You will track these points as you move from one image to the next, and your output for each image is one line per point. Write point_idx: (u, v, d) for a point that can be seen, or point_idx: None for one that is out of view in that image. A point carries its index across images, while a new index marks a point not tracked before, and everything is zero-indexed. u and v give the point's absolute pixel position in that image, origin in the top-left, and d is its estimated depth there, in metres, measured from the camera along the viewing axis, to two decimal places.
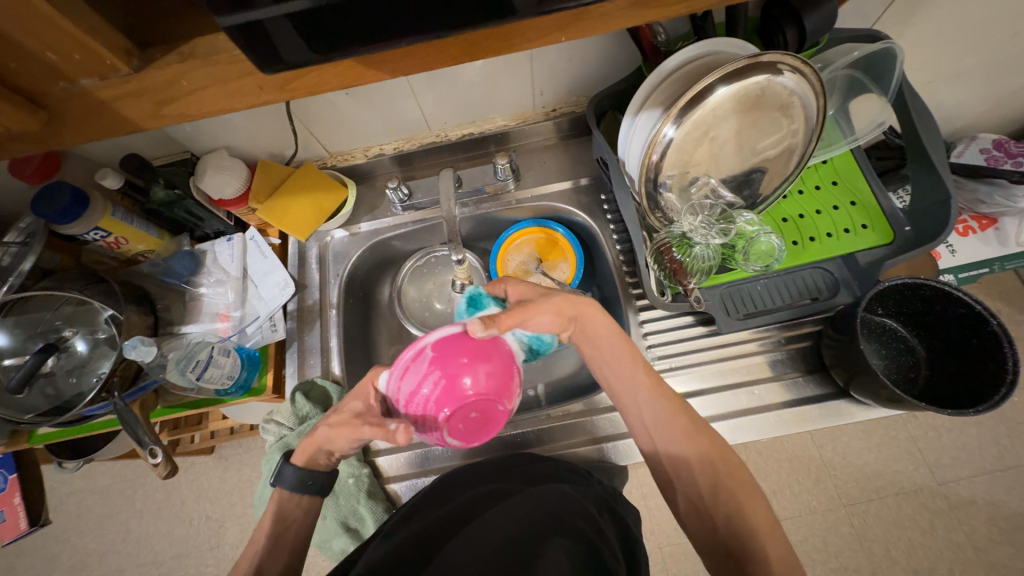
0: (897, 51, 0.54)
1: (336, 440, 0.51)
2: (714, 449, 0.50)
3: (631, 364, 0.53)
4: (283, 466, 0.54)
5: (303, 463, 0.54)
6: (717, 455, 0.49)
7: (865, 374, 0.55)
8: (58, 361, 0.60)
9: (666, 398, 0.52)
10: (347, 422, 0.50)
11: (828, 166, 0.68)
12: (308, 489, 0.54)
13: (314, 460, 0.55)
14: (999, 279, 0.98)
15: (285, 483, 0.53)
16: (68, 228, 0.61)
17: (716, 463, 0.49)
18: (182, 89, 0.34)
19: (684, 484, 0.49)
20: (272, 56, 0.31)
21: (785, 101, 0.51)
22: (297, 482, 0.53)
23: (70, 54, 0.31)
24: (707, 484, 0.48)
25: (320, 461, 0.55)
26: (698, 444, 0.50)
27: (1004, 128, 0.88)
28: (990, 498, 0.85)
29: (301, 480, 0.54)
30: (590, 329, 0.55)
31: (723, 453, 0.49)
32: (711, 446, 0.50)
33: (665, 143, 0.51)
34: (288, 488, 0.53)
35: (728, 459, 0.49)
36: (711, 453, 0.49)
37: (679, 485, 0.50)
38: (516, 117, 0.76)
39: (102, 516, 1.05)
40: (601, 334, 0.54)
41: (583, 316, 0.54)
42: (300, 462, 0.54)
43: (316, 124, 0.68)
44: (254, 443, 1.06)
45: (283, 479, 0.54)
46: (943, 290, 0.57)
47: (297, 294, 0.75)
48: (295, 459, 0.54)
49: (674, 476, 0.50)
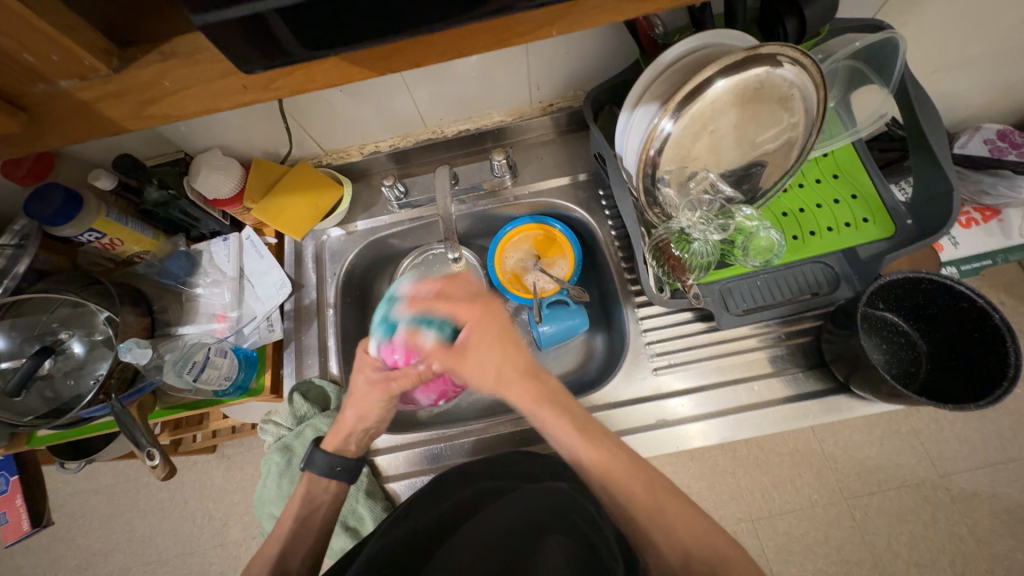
0: (900, 41, 0.53)
1: (369, 411, 0.57)
2: (682, 516, 0.44)
3: (576, 437, 0.47)
4: (313, 453, 0.57)
5: (334, 449, 0.58)
6: (687, 531, 0.43)
7: (867, 369, 0.54)
8: (55, 363, 0.60)
9: (620, 462, 0.46)
10: (373, 390, 0.55)
11: (828, 159, 0.67)
12: (337, 475, 0.57)
13: (343, 445, 0.58)
14: (1003, 271, 0.98)
15: (315, 468, 0.57)
16: (61, 230, 0.60)
17: (682, 530, 0.43)
18: (165, 88, 0.34)
19: (653, 552, 0.43)
20: (256, 54, 0.30)
21: (784, 94, 0.50)
22: (327, 467, 0.56)
23: (48, 56, 0.31)
24: (677, 556, 0.42)
25: (350, 447, 0.59)
26: (661, 513, 0.44)
27: (1009, 117, 0.87)
28: (993, 491, 0.84)
29: (332, 466, 0.56)
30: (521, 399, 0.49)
31: (697, 529, 0.43)
32: (678, 511, 0.44)
33: (663, 138, 0.50)
34: (319, 472, 0.56)
35: (701, 531, 0.43)
36: (678, 523, 0.43)
37: (650, 556, 0.44)
38: (511, 112, 0.75)
39: (107, 515, 1.06)
40: (538, 407, 0.48)
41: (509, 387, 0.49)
42: (332, 447, 0.58)
43: (309, 121, 0.68)
44: (256, 442, 1.07)
45: (314, 466, 0.57)
46: (945, 283, 0.56)
47: (294, 294, 0.75)
48: (325, 445, 0.58)
49: (644, 543, 0.44)
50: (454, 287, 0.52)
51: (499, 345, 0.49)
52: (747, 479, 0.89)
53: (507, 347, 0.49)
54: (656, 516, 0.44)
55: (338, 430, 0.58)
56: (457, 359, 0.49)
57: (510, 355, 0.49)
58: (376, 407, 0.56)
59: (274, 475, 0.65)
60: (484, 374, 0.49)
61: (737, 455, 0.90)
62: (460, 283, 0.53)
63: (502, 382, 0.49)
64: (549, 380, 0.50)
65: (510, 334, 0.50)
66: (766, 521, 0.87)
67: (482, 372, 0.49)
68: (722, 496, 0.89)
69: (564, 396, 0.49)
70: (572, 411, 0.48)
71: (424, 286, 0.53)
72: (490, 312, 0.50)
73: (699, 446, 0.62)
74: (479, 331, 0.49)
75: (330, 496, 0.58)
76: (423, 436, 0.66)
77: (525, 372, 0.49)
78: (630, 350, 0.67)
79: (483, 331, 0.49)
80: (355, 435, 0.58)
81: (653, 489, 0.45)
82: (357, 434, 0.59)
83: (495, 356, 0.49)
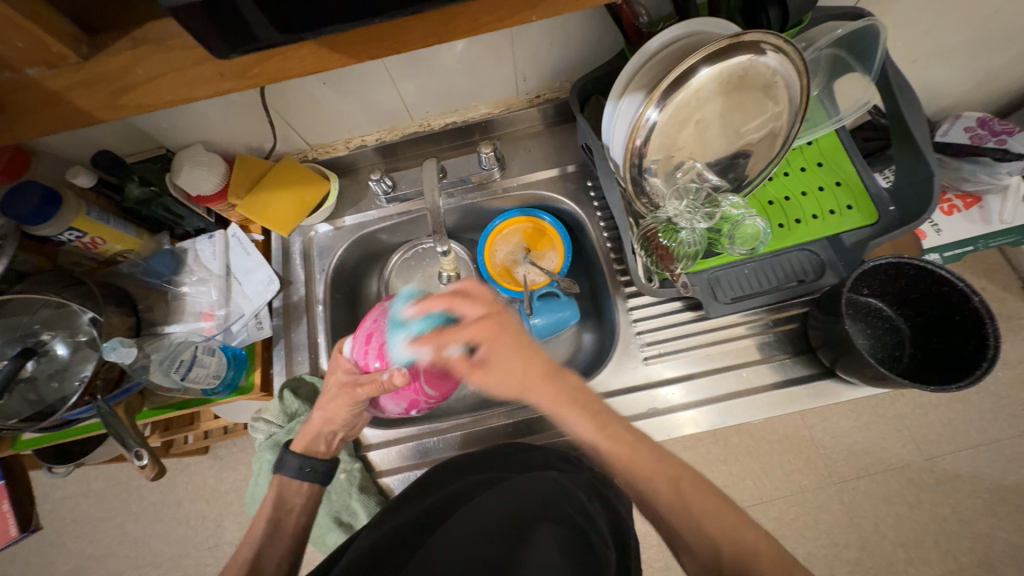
0: (880, 28, 0.53)
1: (335, 414, 0.56)
2: (710, 511, 0.43)
3: (595, 432, 0.47)
4: (283, 454, 0.57)
5: (302, 449, 0.58)
6: (715, 526, 0.42)
7: (852, 354, 0.55)
8: (38, 365, 0.59)
9: (641, 454, 0.46)
10: (341, 393, 0.54)
11: (813, 147, 0.68)
12: (307, 476, 0.57)
13: (312, 446, 0.58)
14: (984, 257, 1.00)
15: (287, 470, 0.57)
16: (40, 229, 0.59)
17: (712, 528, 0.42)
18: (138, 76, 0.33)
19: (687, 551, 0.43)
20: (227, 38, 0.30)
21: (768, 82, 0.50)
22: (297, 468, 0.57)
23: (14, 42, 0.30)
24: (706, 549, 0.42)
25: (319, 448, 0.59)
26: (689, 513, 0.43)
27: (989, 105, 0.88)
28: (975, 471, 0.86)
29: (300, 467, 0.57)
30: (545, 399, 0.47)
31: (725, 522, 0.42)
32: (707, 506, 0.43)
33: (649, 127, 0.50)
34: (290, 475, 0.57)
35: (733, 529, 0.42)
36: (706, 516, 0.42)
37: (685, 556, 0.44)
38: (499, 104, 0.75)
39: (98, 519, 1.05)
40: (562, 408, 0.47)
41: (535, 391, 0.47)
42: (300, 448, 0.58)
43: (293, 115, 0.67)
44: (250, 442, 1.06)
45: (285, 467, 0.57)
46: (926, 267, 0.57)
47: (283, 291, 0.74)
48: (295, 446, 0.58)
49: (673, 533, 0.44)
50: (464, 303, 0.49)
51: (519, 352, 0.48)
52: (739, 466, 0.90)
53: (527, 354, 0.48)
54: (684, 514, 0.43)
55: (306, 432, 0.58)
56: (479, 374, 0.48)
57: (533, 360, 0.48)
58: (343, 411, 0.56)
59: (266, 472, 0.65)
60: (507, 385, 0.47)
61: (728, 443, 0.91)
62: (465, 299, 0.49)
63: (526, 390, 0.47)
64: (570, 376, 0.49)
65: (526, 340, 0.48)
66: (757, 506, 0.88)
67: (506, 385, 0.47)
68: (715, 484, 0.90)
69: (584, 392, 0.48)
70: (593, 407, 0.47)
71: (430, 307, 0.49)
72: (504, 323, 0.48)
73: (690, 433, 0.63)
74: (495, 343, 0.48)
75: (301, 498, 0.58)
76: (414, 430, 0.66)
77: (550, 374, 0.48)
78: (621, 340, 0.67)
79: (500, 342, 0.48)
80: (323, 436, 0.58)
81: (677, 484, 0.44)
82: (326, 435, 0.59)
83: (517, 365, 0.47)
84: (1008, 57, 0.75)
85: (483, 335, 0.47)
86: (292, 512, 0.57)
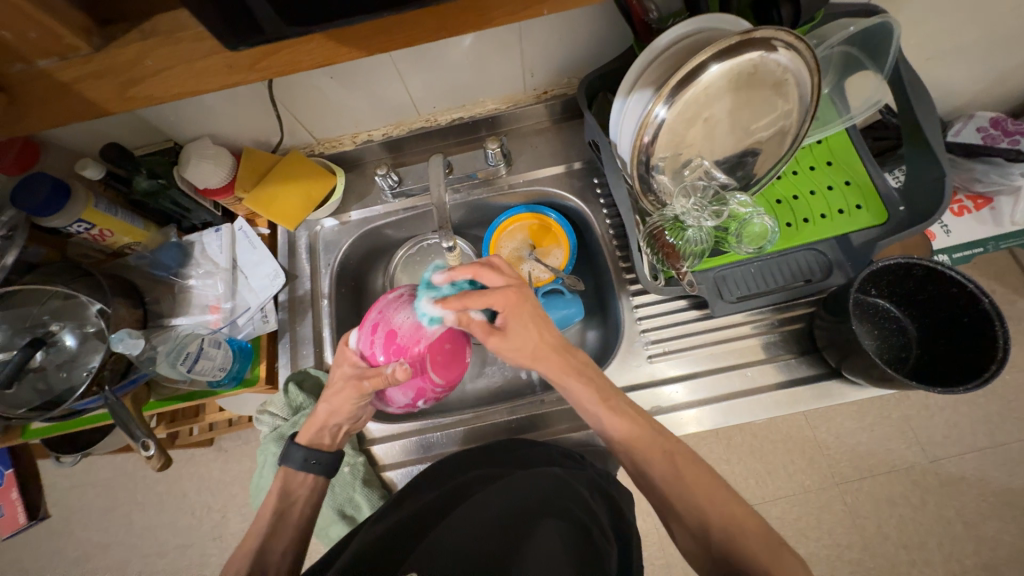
0: (894, 27, 0.52)
1: (340, 406, 0.56)
2: (701, 485, 0.43)
3: (600, 406, 0.49)
4: (288, 446, 0.58)
5: (308, 442, 0.58)
6: (705, 497, 0.42)
7: (858, 354, 0.55)
8: (47, 356, 0.59)
9: (642, 430, 0.47)
10: (347, 386, 0.54)
11: (823, 147, 0.67)
12: (313, 468, 0.58)
13: (317, 438, 0.59)
14: (993, 259, 0.98)
15: (291, 462, 0.57)
16: (49, 221, 0.60)
17: (703, 500, 0.42)
18: (147, 68, 0.33)
19: (679, 524, 0.43)
20: (235, 31, 0.30)
21: (779, 79, 0.50)
22: (302, 460, 0.57)
23: (26, 33, 0.30)
24: (697, 524, 0.41)
25: (324, 440, 0.59)
26: (682, 484, 0.43)
27: (1002, 105, 0.87)
28: (981, 474, 0.86)
29: (307, 459, 0.57)
30: (554, 369, 0.51)
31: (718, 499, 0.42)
32: (699, 480, 0.43)
33: (658, 124, 0.50)
34: (295, 466, 0.57)
35: (723, 501, 0.42)
36: (698, 490, 0.43)
37: (676, 530, 0.43)
38: (506, 100, 0.74)
39: (104, 509, 1.06)
40: (568, 379, 0.50)
41: (544, 361, 0.51)
42: (305, 441, 0.59)
43: (299, 108, 0.67)
44: (254, 435, 1.07)
45: (291, 460, 0.57)
46: (935, 268, 0.56)
47: (288, 285, 0.74)
48: (300, 439, 0.59)
49: (669, 513, 0.44)
50: (491, 274, 0.52)
51: (535, 325, 0.51)
52: (741, 466, 0.90)
53: (542, 327, 0.51)
54: (677, 485, 0.43)
55: (311, 424, 0.58)
56: (496, 339, 0.51)
57: (547, 333, 0.51)
58: (348, 404, 0.55)
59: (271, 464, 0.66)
60: (521, 351, 0.51)
61: (731, 442, 0.91)
62: (492, 271, 0.52)
63: (537, 359, 0.51)
64: (577, 353, 0.52)
65: (544, 316, 0.52)
66: (760, 506, 0.88)
67: (520, 351, 0.51)
68: None
69: (590, 368, 0.51)
70: (601, 383, 0.50)
71: (458, 274, 0.52)
72: (527, 296, 0.51)
73: (693, 431, 0.63)
74: (516, 315, 0.51)
75: (306, 489, 0.58)
76: (418, 425, 0.66)
77: (560, 348, 0.51)
78: (625, 338, 0.67)
79: (520, 313, 0.51)
80: (328, 429, 0.59)
81: (670, 458, 0.45)
82: (331, 428, 0.59)
83: (533, 335, 0.51)
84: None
85: (508, 305, 0.50)
86: (297, 502, 0.57)
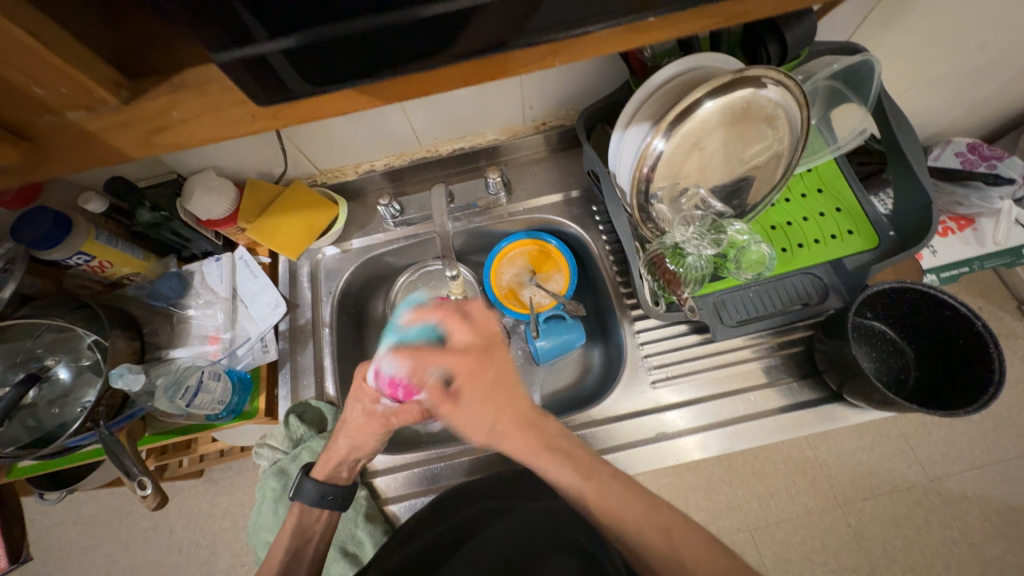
0: (874, 64, 0.56)
1: (364, 443, 0.57)
2: (701, 559, 0.43)
3: (579, 478, 0.48)
4: (301, 481, 0.57)
5: (323, 476, 0.57)
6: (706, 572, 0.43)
7: (857, 378, 0.56)
8: (39, 392, 0.58)
9: (630, 504, 0.46)
10: (372, 421, 0.56)
11: (813, 174, 0.70)
12: (329, 504, 0.56)
13: (335, 472, 0.58)
14: (979, 278, 1.01)
15: (307, 498, 0.56)
16: (48, 253, 0.59)
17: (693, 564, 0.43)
18: (173, 118, 0.34)
19: None
20: (262, 85, 0.31)
21: (770, 114, 0.52)
22: (318, 496, 0.56)
23: (58, 87, 0.30)
24: None
25: (342, 475, 0.58)
26: (681, 562, 0.43)
27: (974, 131, 0.92)
28: (981, 493, 0.86)
29: (321, 494, 0.56)
30: (515, 448, 0.49)
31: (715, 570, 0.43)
32: (697, 555, 0.44)
33: (655, 156, 0.52)
34: (310, 502, 0.56)
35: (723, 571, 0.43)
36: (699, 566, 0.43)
37: None
38: (505, 131, 0.76)
39: (87, 547, 1.02)
40: (535, 455, 0.49)
41: (509, 436, 0.49)
42: (321, 475, 0.57)
43: (305, 141, 0.68)
44: (246, 465, 1.04)
45: (304, 494, 0.56)
46: (928, 292, 0.58)
47: (289, 314, 0.74)
48: (314, 474, 0.58)
49: None
50: (456, 326, 0.52)
51: (491, 397, 0.50)
52: (744, 489, 0.89)
53: (499, 402, 0.50)
54: (677, 564, 0.43)
55: (329, 458, 0.58)
56: (449, 406, 0.50)
57: (505, 408, 0.50)
58: (371, 440, 0.57)
59: (269, 500, 0.63)
60: (475, 424, 0.49)
61: (732, 465, 0.90)
62: (461, 323, 0.52)
63: (495, 434, 0.49)
64: (547, 428, 0.51)
65: (504, 386, 0.50)
66: (764, 530, 0.87)
67: (475, 424, 0.49)
68: (720, 507, 0.89)
69: (563, 440, 0.50)
70: (573, 456, 0.49)
71: (426, 319, 0.52)
72: (485, 363, 0.50)
73: (697, 458, 0.62)
74: (472, 381, 0.49)
75: (321, 526, 0.57)
76: (423, 455, 0.65)
77: (521, 425, 0.50)
78: (627, 364, 0.67)
79: (476, 380, 0.49)
80: (347, 463, 0.58)
81: (668, 534, 0.45)
82: (350, 462, 0.59)
83: (489, 411, 0.49)
84: (994, 87, 0.78)
85: (467, 375, 0.49)
86: (312, 540, 0.57)
